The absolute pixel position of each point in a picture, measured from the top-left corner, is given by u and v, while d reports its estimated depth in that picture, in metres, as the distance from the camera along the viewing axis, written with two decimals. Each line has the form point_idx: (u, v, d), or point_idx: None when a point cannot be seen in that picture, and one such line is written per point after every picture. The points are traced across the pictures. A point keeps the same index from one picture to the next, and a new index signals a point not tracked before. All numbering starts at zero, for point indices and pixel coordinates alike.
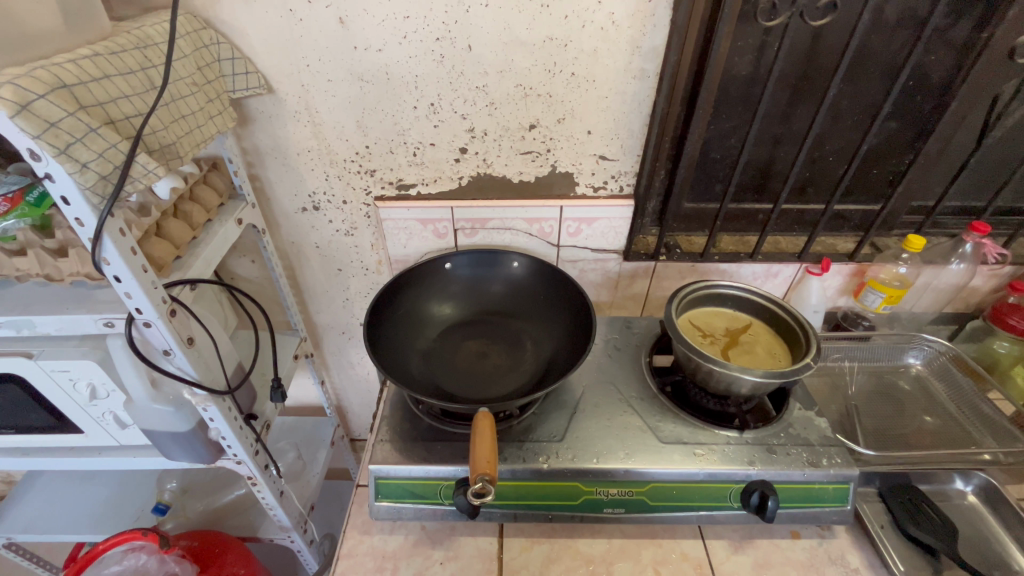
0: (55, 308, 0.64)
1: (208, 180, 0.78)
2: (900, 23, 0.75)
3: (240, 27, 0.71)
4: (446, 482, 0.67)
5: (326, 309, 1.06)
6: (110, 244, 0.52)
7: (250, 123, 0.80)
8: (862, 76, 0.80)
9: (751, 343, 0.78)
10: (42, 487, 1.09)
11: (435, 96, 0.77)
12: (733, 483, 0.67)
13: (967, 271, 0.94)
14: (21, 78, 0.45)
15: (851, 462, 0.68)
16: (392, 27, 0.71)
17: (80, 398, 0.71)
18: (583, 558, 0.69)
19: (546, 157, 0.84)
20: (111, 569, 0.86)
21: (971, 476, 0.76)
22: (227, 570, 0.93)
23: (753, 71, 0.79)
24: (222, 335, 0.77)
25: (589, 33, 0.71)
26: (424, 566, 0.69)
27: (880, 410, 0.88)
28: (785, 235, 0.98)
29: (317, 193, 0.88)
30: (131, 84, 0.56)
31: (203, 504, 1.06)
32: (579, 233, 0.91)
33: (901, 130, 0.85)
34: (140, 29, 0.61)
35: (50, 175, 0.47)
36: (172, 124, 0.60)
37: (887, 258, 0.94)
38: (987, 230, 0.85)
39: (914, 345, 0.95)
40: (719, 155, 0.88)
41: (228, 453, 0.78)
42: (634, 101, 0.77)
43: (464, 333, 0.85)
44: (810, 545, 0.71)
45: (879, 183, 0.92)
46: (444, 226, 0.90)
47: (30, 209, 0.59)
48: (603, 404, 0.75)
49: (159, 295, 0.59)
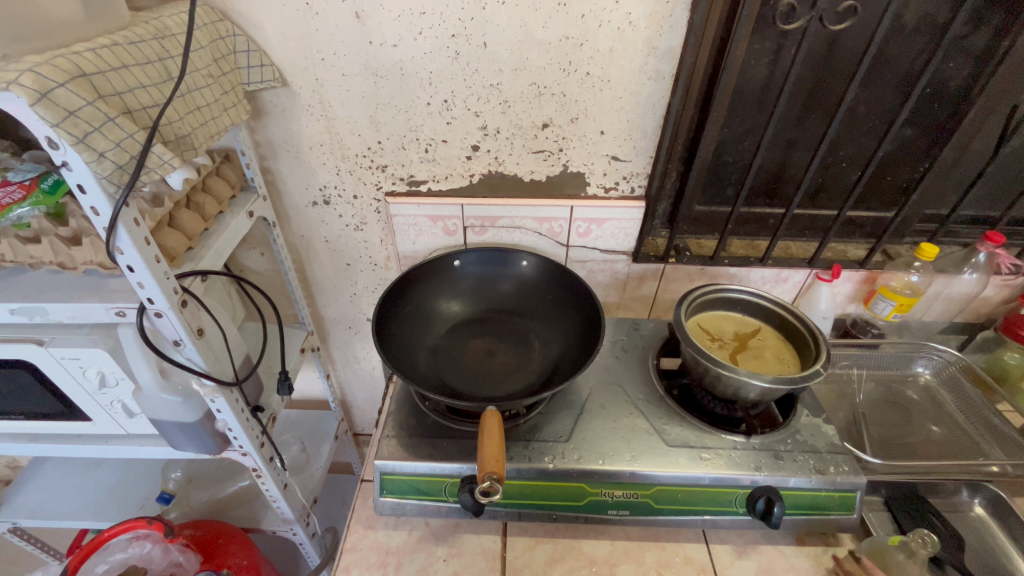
0: (67, 296, 0.64)
1: (221, 172, 0.78)
2: (919, 29, 0.74)
3: (256, 19, 0.71)
4: (451, 479, 0.67)
5: (334, 303, 1.06)
6: (124, 233, 0.52)
7: (264, 116, 0.80)
8: (878, 83, 0.79)
9: (760, 348, 0.78)
10: (46, 473, 1.10)
11: (449, 93, 0.77)
12: (739, 488, 0.67)
13: (979, 282, 0.93)
14: (42, 66, 0.45)
15: (858, 471, 0.68)
16: (408, 22, 0.70)
17: (89, 386, 0.71)
18: (586, 559, 0.69)
19: (558, 156, 0.84)
20: (115, 557, 0.86)
21: (978, 487, 0.76)
22: (230, 560, 0.93)
23: (768, 76, 0.78)
24: (231, 327, 0.77)
25: (606, 33, 0.71)
26: (427, 563, 0.69)
27: (888, 419, 0.87)
28: (796, 240, 0.98)
29: (328, 187, 0.88)
30: (149, 75, 0.56)
31: (207, 495, 1.06)
32: (589, 233, 0.91)
33: (916, 138, 0.84)
34: (158, 20, 0.61)
35: (67, 164, 0.48)
36: (187, 115, 0.60)
37: (897, 265, 0.93)
38: (1000, 240, 0.84)
39: (923, 354, 0.94)
40: (731, 159, 0.87)
41: (234, 444, 0.78)
42: (648, 102, 0.77)
43: (471, 330, 0.85)
44: (815, 552, 0.71)
45: (892, 191, 0.91)
46: (453, 223, 0.90)
47: (44, 196, 0.59)
48: (610, 405, 0.75)
49: (170, 285, 0.59)
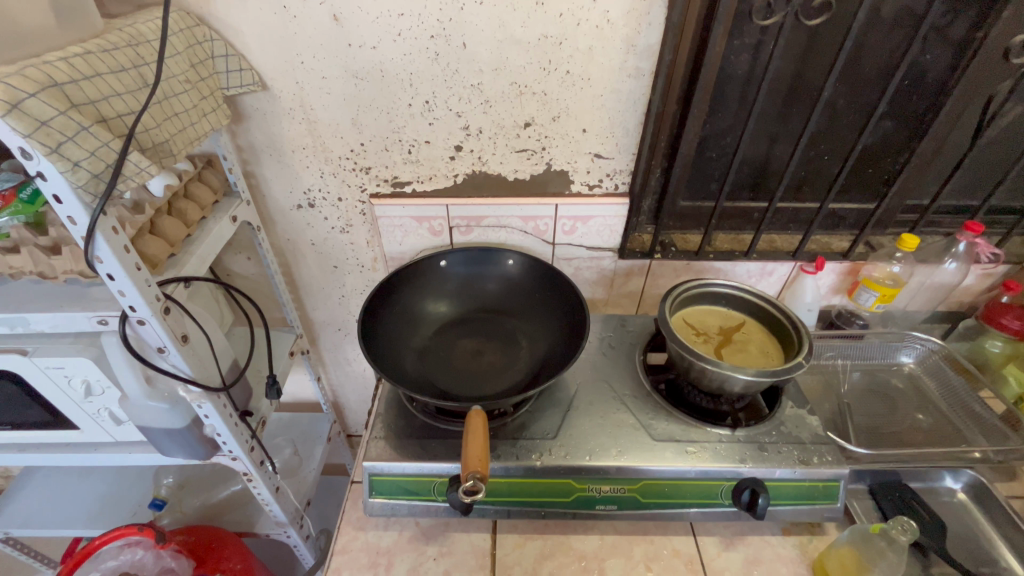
0: (49, 305, 0.64)
1: (203, 177, 0.78)
2: (897, 21, 0.75)
3: (233, 24, 0.70)
4: (440, 478, 0.68)
5: (323, 306, 1.06)
6: (103, 242, 0.52)
7: (245, 120, 0.80)
8: (857, 76, 0.80)
9: (744, 341, 0.79)
10: (37, 482, 1.09)
11: (430, 94, 0.77)
12: (724, 480, 0.67)
13: (961, 271, 0.94)
14: (12, 76, 0.45)
15: (841, 461, 0.69)
16: (386, 24, 0.70)
17: (75, 394, 0.71)
18: (575, 554, 0.70)
19: (541, 155, 0.84)
20: (107, 564, 0.86)
21: (960, 473, 0.77)
22: (223, 565, 0.93)
23: (749, 71, 0.79)
24: (217, 332, 0.77)
25: (584, 32, 0.71)
26: (418, 562, 0.69)
27: (873, 409, 0.88)
28: (781, 233, 0.98)
29: (312, 190, 0.88)
30: (124, 82, 0.55)
31: (200, 500, 1.07)
32: (574, 231, 0.91)
33: (897, 130, 0.85)
34: (132, 27, 0.61)
35: (42, 174, 0.47)
36: (165, 122, 0.60)
37: (880, 256, 0.95)
38: (980, 229, 0.85)
39: (907, 343, 0.96)
40: (714, 154, 0.88)
41: (224, 449, 0.78)
42: (629, 100, 0.77)
43: (459, 330, 0.85)
44: (801, 541, 0.72)
45: (875, 182, 0.92)
46: (439, 223, 0.90)
47: (23, 207, 0.58)
48: (597, 402, 0.76)
49: (153, 292, 0.59)
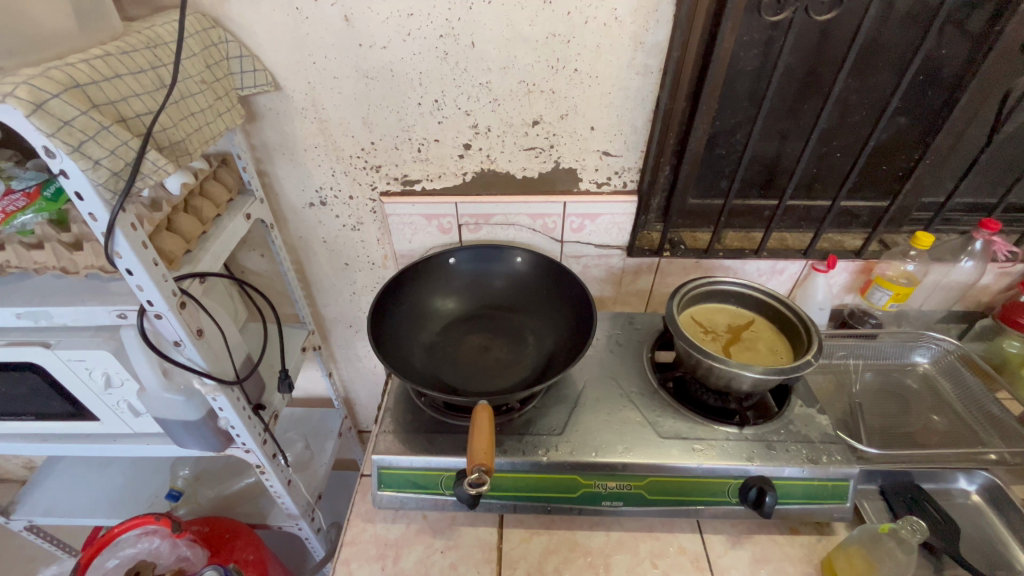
0: (70, 300, 0.67)
1: (218, 176, 0.80)
2: (911, 14, 0.73)
3: (247, 25, 0.72)
4: (447, 472, 0.69)
5: (334, 302, 1.08)
6: (122, 238, 0.54)
7: (258, 119, 0.81)
8: (870, 72, 0.79)
9: (753, 339, 0.78)
10: (59, 472, 1.13)
11: (439, 92, 0.78)
12: (731, 478, 0.67)
13: (977, 269, 0.93)
14: (37, 78, 0.47)
15: (851, 460, 0.68)
16: (396, 24, 0.71)
17: (96, 387, 0.73)
18: (581, 550, 0.70)
19: (549, 153, 0.84)
20: (125, 552, 0.89)
21: (974, 475, 0.76)
22: (236, 555, 0.96)
23: (759, 68, 0.78)
24: (230, 327, 0.79)
25: (592, 30, 0.71)
26: (425, 554, 0.70)
27: (886, 409, 0.87)
28: (792, 231, 0.97)
29: (324, 189, 0.89)
30: (142, 83, 0.57)
31: (215, 492, 1.10)
32: (582, 229, 0.92)
33: (910, 126, 0.84)
34: (150, 29, 0.63)
35: (65, 172, 0.49)
36: (181, 122, 0.62)
37: (894, 255, 0.93)
38: (996, 227, 0.83)
39: (922, 343, 0.94)
40: (723, 151, 0.87)
41: (238, 442, 0.80)
42: (637, 97, 0.78)
43: (467, 326, 0.86)
44: (809, 540, 0.71)
45: (889, 179, 0.91)
46: (448, 221, 0.91)
47: (47, 204, 0.60)
48: (604, 399, 0.76)
49: (169, 287, 0.61)
